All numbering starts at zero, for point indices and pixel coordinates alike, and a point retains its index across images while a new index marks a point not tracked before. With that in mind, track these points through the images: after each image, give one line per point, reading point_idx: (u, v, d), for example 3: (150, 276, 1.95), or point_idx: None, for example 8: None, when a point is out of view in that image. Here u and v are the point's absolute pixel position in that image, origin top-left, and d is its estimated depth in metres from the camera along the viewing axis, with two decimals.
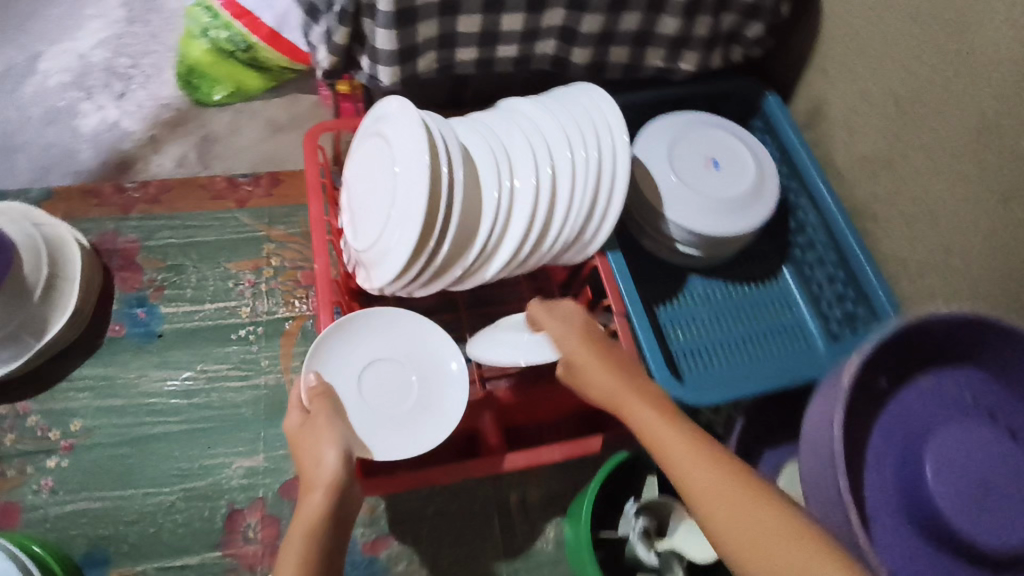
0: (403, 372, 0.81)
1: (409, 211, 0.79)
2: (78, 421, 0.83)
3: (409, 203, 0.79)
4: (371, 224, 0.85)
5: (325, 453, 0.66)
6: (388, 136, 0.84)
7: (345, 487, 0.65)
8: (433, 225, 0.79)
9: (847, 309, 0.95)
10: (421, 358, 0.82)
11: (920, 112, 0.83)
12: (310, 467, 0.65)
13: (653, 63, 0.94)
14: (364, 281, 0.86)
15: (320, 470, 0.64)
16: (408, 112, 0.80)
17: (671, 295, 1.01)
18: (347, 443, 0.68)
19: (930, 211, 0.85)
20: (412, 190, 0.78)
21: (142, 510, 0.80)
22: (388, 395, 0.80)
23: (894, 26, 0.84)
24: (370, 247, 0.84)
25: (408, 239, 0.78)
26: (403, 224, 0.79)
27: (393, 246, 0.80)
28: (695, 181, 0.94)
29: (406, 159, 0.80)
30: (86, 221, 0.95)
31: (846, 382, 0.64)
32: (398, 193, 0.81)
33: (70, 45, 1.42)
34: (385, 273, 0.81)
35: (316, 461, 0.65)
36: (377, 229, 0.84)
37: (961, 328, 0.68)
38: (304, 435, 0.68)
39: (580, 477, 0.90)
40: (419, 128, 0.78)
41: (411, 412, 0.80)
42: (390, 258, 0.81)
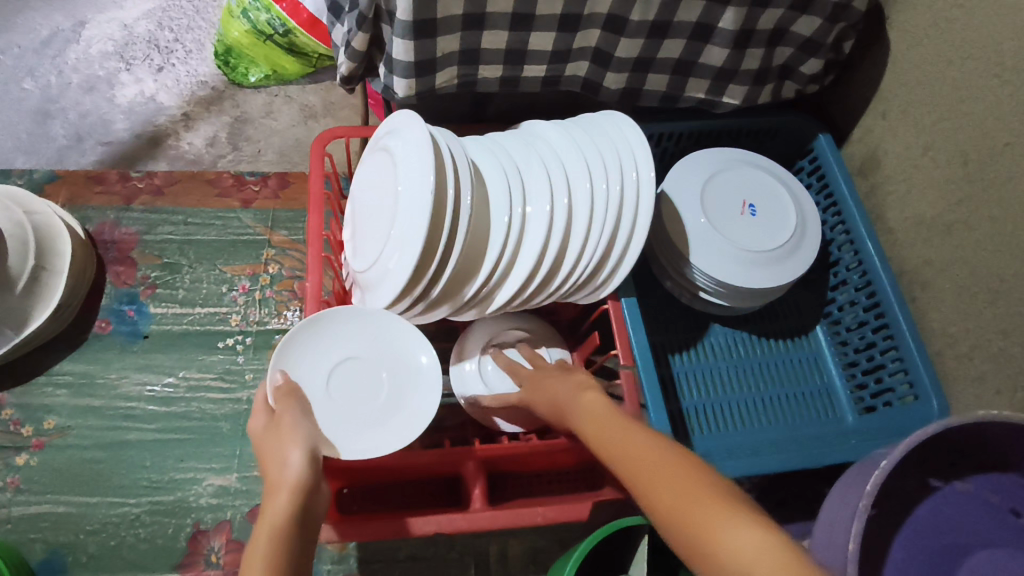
0: (373, 371, 0.77)
1: (409, 234, 0.72)
2: (52, 419, 0.82)
3: (409, 225, 0.72)
4: (370, 244, 0.80)
5: (289, 453, 0.57)
6: (397, 154, 0.78)
7: (311, 491, 0.55)
8: (433, 251, 0.71)
9: (883, 380, 0.87)
10: (394, 359, 0.78)
11: (992, 178, 0.74)
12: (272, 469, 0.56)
13: (694, 94, 0.86)
14: (360, 303, 0.81)
15: (283, 472, 0.55)
16: (419, 128, 0.74)
17: (688, 344, 0.93)
18: (314, 443, 0.59)
19: (990, 289, 0.75)
20: (415, 212, 0.71)
21: (106, 521, 0.78)
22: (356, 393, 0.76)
23: (971, 78, 0.74)
24: (368, 268, 0.78)
25: (404, 267, 0.71)
26: (400, 248, 0.72)
27: (389, 271, 0.74)
28: (725, 223, 0.87)
29: (412, 180, 0.73)
30: (88, 209, 0.94)
31: (867, 492, 0.56)
32: (400, 214, 0.74)
33: (116, 14, 1.41)
34: (379, 300, 0.74)
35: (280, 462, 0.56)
36: (375, 251, 0.77)
37: (1012, 434, 0.59)
38: (267, 438, 0.59)
39: (567, 532, 0.84)
40: (429, 146, 0.71)
41: (380, 412, 0.76)
42: (385, 284, 0.74)
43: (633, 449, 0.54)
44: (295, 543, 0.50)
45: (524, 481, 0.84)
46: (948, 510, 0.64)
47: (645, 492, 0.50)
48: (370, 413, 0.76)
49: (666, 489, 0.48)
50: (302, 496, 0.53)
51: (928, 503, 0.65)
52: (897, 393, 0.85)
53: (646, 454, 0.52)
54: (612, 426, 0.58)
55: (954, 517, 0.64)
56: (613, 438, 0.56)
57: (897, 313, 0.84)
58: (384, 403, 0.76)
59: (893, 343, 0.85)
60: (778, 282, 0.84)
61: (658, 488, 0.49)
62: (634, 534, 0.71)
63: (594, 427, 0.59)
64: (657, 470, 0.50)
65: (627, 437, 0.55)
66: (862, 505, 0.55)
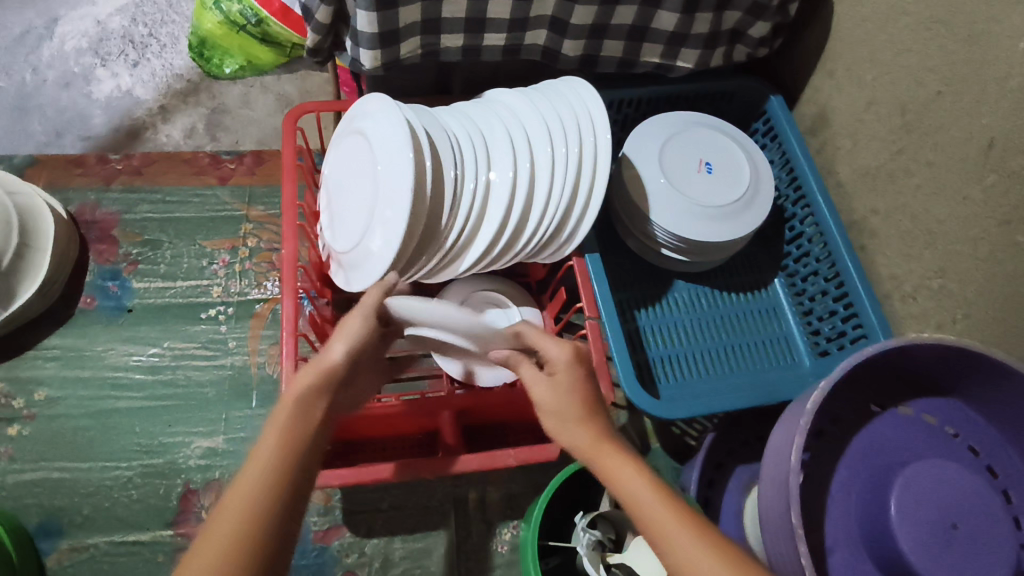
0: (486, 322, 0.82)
1: (393, 210, 0.75)
2: (42, 391, 0.85)
3: (391, 202, 0.76)
4: (348, 214, 0.84)
5: (337, 346, 0.59)
6: (370, 133, 0.82)
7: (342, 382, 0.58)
8: (416, 226, 0.75)
9: (837, 326, 0.91)
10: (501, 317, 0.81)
11: (927, 126, 0.79)
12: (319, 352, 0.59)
13: (649, 59, 0.90)
14: (343, 283, 0.84)
15: (326, 359, 0.58)
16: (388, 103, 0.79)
17: (655, 299, 0.97)
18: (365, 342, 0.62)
19: (928, 230, 0.80)
20: (395, 187, 0.75)
21: (99, 484, 0.81)
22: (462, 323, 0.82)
23: (906, 31, 0.79)
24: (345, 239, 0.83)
25: (388, 245, 0.75)
26: (384, 224, 0.76)
27: (372, 250, 0.78)
28: (683, 182, 0.91)
29: (389, 158, 0.77)
30: (69, 191, 0.97)
31: (809, 410, 0.61)
32: (381, 192, 0.78)
33: (89, 10, 1.42)
34: (361, 270, 0.79)
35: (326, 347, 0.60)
36: (360, 230, 0.81)
37: (947, 356, 0.65)
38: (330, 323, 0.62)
39: (542, 479, 0.89)
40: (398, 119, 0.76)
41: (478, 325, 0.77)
42: (370, 265, 0.77)
43: (645, 501, 0.51)
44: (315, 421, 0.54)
45: (499, 432, 0.89)
46: (894, 433, 0.68)
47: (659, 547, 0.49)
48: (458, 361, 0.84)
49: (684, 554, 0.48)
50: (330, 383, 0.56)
51: (876, 428, 0.69)
52: (849, 337, 0.89)
53: (660, 510, 0.50)
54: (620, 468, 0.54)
55: (900, 437, 0.68)
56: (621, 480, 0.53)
57: (847, 261, 0.88)
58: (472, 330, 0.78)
59: (844, 289, 0.89)
60: (734, 236, 0.89)
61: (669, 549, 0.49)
62: None
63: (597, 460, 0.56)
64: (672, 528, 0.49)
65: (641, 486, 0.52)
66: (802, 423, 0.60)
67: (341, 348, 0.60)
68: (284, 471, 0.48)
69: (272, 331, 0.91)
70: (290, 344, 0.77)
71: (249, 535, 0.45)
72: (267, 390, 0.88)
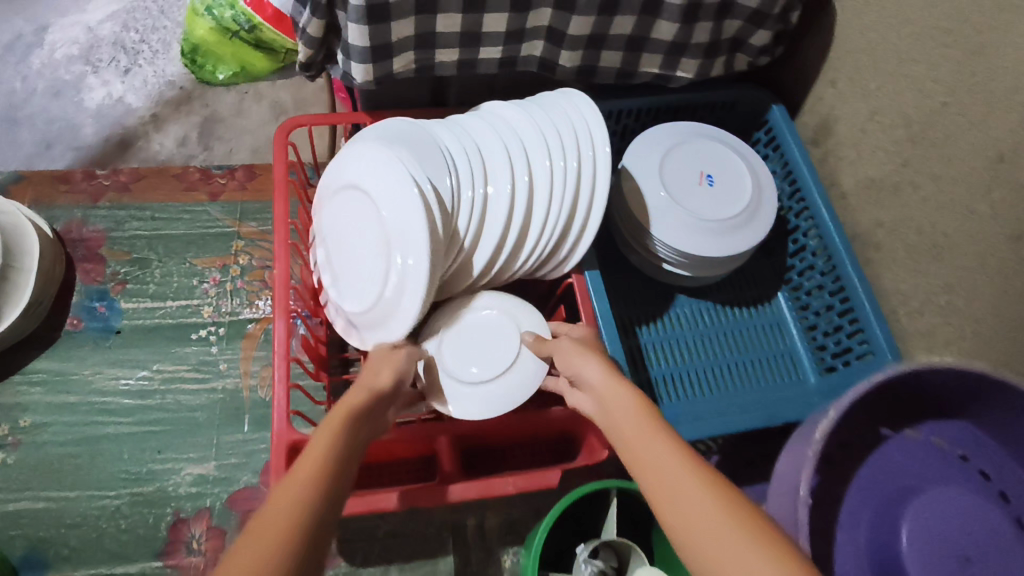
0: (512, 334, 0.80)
1: (409, 255, 0.74)
2: (28, 417, 0.82)
3: (404, 244, 0.74)
4: (349, 242, 0.83)
5: (385, 374, 0.63)
6: (367, 152, 0.80)
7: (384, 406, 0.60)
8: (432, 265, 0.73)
9: (842, 340, 0.89)
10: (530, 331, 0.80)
11: (933, 138, 0.77)
12: (365, 377, 0.62)
13: (649, 70, 0.88)
14: (354, 338, 0.82)
15: (377, 380, 0.61)
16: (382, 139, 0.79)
17: (655, 316, 0.95)
18: (406, 375, 0.66)
19: (935, 244, 0.78)
20: (404, 226, 0.74)
21: (86, 514, 0.79)
22: (480, 338, 0.80)
23: (912, 40, 0.77)
24: (348, 276, 0.83)
25: (405, 296, 0.74)
26: (397, 269, 0.75)
27: (385, 299, 0.77)
28: (684, 196, 0.89)
29: (393, 191, 0.75)
30: (55, 209, 0.95)
31: (817, 439, 0.58)
32: (388, 236, 0.77)
33: (80, 17, 1.40)
34: (377, 318, 0.78)
35: (375, 371, 0.63)
36: (369, 276, 0.80)
37: (956, 379, 0.62)
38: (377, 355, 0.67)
39: (543, 504, 0.87)
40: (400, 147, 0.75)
41: (491, 344, 0.80)
42: (390, 316, 0.77)
43: (663, 477, 0.49)
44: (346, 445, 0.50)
45: (498, 455, 0.86)
46: (903, 459, 0.67)
47: (678, 526, 0.45)
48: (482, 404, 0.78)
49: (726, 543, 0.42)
50: (376, 399, 0.59)
51: (885, 452, 0.68)
52: (855, 352, 0.87)
53: (676, 469, 0.48)
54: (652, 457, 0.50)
55: (910, 463, 0.67)
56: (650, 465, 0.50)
57: (851, 275, 0.87)
58: (487, 360, 0.79)
59: (849, 303, 0.87)
60: (737, 253, 0.87)
61: (696, 526, 0.44)
62: (604, 498, 0.74)
63: (639, 455, 0.52)
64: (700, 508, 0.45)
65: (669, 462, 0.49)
66: (810, 452, 0.58)
67: (388, 376, 0.63)
68: (326, 467, 0.47)
69: (265, 352, 0.88)
70: (281, 368, 0.74)
71: (292, 527, 0.40)
72: (259, 414, 0.86)
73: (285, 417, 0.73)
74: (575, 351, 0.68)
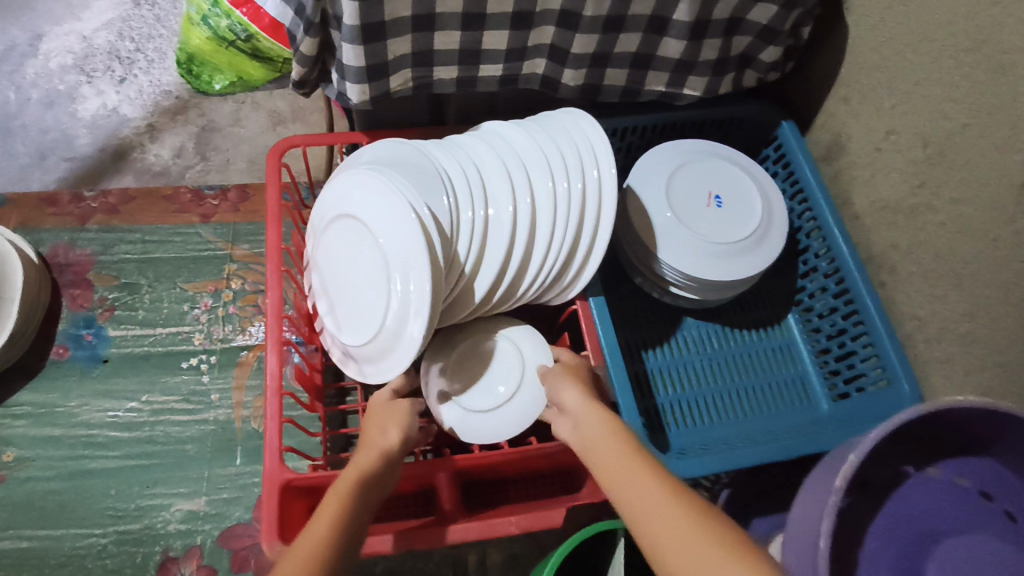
0: (516, 361, 0.80)
1: (409, 282, 0.71)
2: (12, 451, 0.82)
3: (404, 271, 0.71)
4: (346, 267, 0.80)
5: (391, 433, 0.68)
6: (361, 174, 0.77)
7: (395, 464, 0.67)
8: (433, 293, 0.70)
9: (855, 366, 0.86)
10: (533, 359, 0.80)
11: (951, 161, 0.74)
12: (372, 436, 0.68)
13: (654, 88, 0.85)
14: (356, 367, 0.80)
15: (381, 439, 0.67)
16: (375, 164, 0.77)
17: (662, 340, 0.92)
18: (410, 427, 0.71)
19: (954, 271, 0.75)
20: (404, 251, 0.71)
21: (71, 554, 0.78)
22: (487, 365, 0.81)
23: (930, 57, 0.74)
24: (348, 301, 0.80)
25: (406, 326, 0.71)
26: (397, 297, 0.72)
27: (386, 328, 0.74)
28: (691, 216, 0.86)
29: (390, 219, 0.73)
30: (42, 231, 0.94)
31: (837, 486, 0.54)
32: (386, 262, 0.74)
33: (74, 26, 1.37)
34: (380, 346, 0.76)
35: (381, 429, 0.69)
36: (368, 305, 0.77)
37: (980, 419, 0.58)
38: (382, 408, 0.72)
39: (546, 538, 0.86)
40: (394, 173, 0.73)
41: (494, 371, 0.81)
42: (393, 344, 0.74)
43: (636, 486, 0.55)
44: (351, 517, 0.58)
45: (500, 488, 0.84)
46: (924, 498, 0.64)
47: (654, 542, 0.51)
48: (489, 429, 0.79)
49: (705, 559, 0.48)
50: (384, 463, 0.65)
51: (904, 490, 0.65)
52: (870, 378, 0.84)
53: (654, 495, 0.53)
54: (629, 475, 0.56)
55: (931, 502, 0.64)
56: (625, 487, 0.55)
57: (865, 298, 0.83)
58: (490, 387, 0.80)
59: (863, 328, 0.84)
60: (746, 276, 0.84)
61: (675, 542, 0.50)
62: (613, 538, 0.71)
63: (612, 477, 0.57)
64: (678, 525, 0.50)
65: (649, 487, 0.54)
66: (831, 500, 0.53)
67: (394, 432, 0.69)
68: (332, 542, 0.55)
69: (258, 381, 0.87)
70: (272, 403, 0.71)
71: None
72: (252, 447, 0.84)
73: (278, 454, 0.70)
74: (562, 378, 0.72)
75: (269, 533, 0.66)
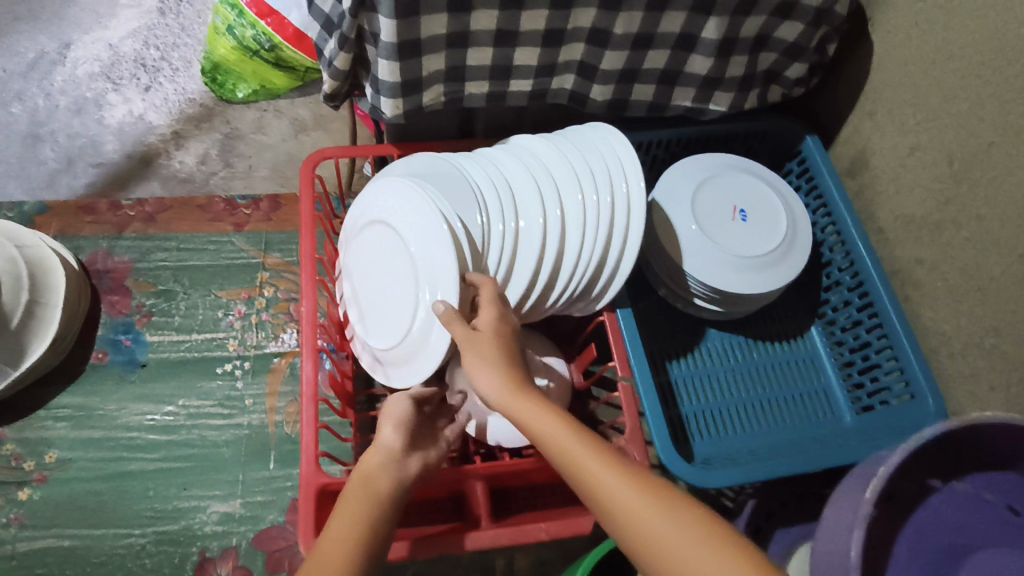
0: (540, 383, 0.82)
1: (438, 292, 0.73)
2: (53, 452, 0.84)
3: (433, 280, 0.73)
4: (375, 271, 0.82)
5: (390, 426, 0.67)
6: (396, 189, 0.78)
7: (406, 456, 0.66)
8: (463, 304, 0.72)
9: (878, 379, 0.87)
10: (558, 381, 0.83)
11: (978, 177, 0.75)
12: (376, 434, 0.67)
13: (681, 103, 0.87)
14: (380, 371, 0.82)
15: (383, 436, 0.66)
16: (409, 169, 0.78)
17: (687, 350, 0.93)
18: (410, 414, 0.69)
19: (981, 286, 0.76)
20: (434, 260, 0.73)
21: (111, 553, 0.80)
22: None
23: (955, 75, 0.75)
24: (374, 307, 0.82)
25: (433, 334, 0.73)
26: (424, 305, 0.74)
27: (412, 334, 0.76)
28: (716, 230, 0.87)
29: (422, 227, 0.74)
30: (81, 238, 0.97)
31: (867, 499, 0.55)
32: (416, 272, 0.76)
33: (101, 34, 1.40)
34: (403, 353, 0.78)
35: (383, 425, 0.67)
36: (396, 312, 0.79)
37: (1009, 434, 0.59)
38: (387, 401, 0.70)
39: (572, 544, 0.88)
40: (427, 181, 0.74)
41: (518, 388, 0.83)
42: (418, 352, 0.75)
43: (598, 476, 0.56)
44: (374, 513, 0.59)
45: (526, 495, 0.85)
46: (952, 513, 0.64)
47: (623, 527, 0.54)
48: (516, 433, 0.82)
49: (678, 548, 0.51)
50: (391, 459, 0.64)
51: (932, 506, 0.64)
52: (893, 392, 0.85)
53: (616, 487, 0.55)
54: (582, 467, 0.57)
55: (960, 517, 0.64)
56: (585, 476, 0.56)
57: (890, 311, 0.84)
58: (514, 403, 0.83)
59: (888, 342, 0.85)
60: (768, 289, 0.85)
61: (643, 530, 0.53)
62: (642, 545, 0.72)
63: (570, 469, 0.57)
64: (646, 513, 0.53)
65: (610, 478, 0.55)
66: (862, 513, 0.54)
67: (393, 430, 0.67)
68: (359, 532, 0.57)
69: (291, 386, 0.90)
70: (307, 410, 0.73)
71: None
72: (286, 450, 0.87)
73: (313, 459, 0.72)
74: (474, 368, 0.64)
75: (305, 533, 0.69)
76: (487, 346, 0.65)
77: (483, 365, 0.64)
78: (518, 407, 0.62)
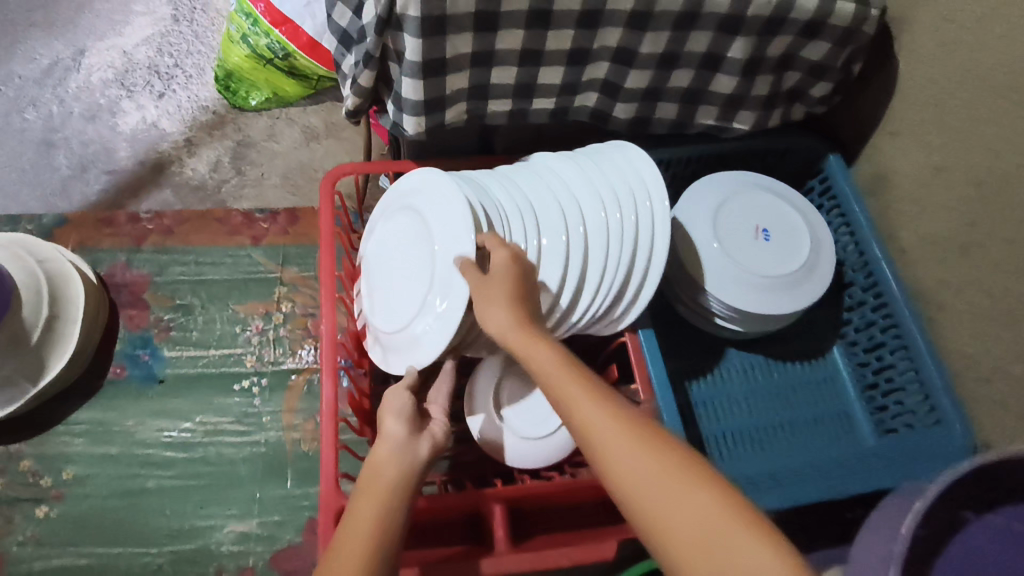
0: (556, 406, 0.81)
1: (446, 300, 0.72)
2: (70, 469, 0.84)
3: (446, 289, 0.72)
4: (389, 274, 0.82)
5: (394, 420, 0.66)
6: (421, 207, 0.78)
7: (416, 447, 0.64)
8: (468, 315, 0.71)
9: (903, 402, 0.86)
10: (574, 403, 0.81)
11: (1006, 202, 0.74)
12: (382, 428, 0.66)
13: (703, 122, 0.86)
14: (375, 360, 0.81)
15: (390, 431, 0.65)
16: (431, 185, 0.77)
17: (707, 370, 0.92)
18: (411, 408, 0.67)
19: (1010, 311, 0.74)
20: (451, 272, 0.72)
21: (128, 571, 0.80)
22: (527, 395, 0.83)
23: (985, 98, 0.74)
24: (381, 302, 0.81)
25: (430, 337, 0.73)
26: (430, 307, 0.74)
27: (409, 329, 0.75)
28: (738, 249, 0.86)
29: (445, 243, 0.73)
30: (99, 250, 0.97)
31: (902, 534, 0.54)
32: (433, 275, 0.75)
33: (116, 41, 1.41)
34: (397, 345, 0.77)
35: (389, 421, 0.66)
36: (400, 312, 0.77)
37: None
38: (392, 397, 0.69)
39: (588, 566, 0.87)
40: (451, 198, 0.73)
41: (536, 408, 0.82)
42: (412, 349, 0.75)
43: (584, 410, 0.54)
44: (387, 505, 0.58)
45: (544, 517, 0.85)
46: (985, 546, 0.63)
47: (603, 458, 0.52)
48: (534, 455, 0.81)
49: (652, 478, 0.49)
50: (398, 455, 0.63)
51: (963, 539, 0.63)
52: (918, 417, 0.84)
53: (600, 423, 0.53)
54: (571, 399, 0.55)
55: (992, 550, 0.63)
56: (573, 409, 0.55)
57: (914, 332, 0.83)
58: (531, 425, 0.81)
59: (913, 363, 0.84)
60: (790, 309, 0.84)
61: (622, 461, 0.51)
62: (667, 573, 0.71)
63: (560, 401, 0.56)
64: (626, 444, 0.51)
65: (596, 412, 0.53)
66: (897, 549, 0.53)
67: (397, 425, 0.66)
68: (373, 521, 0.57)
69: (307, 403, 0.90)
70: (328, 429, 0.73)
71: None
72: (303, 469, 0.86)
73: (334, 481, 0.71)
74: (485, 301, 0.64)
75: None
76: (496, 287, 0.64)
77: (491, 302, 0.63)
78: (521, 341, 0.60)
